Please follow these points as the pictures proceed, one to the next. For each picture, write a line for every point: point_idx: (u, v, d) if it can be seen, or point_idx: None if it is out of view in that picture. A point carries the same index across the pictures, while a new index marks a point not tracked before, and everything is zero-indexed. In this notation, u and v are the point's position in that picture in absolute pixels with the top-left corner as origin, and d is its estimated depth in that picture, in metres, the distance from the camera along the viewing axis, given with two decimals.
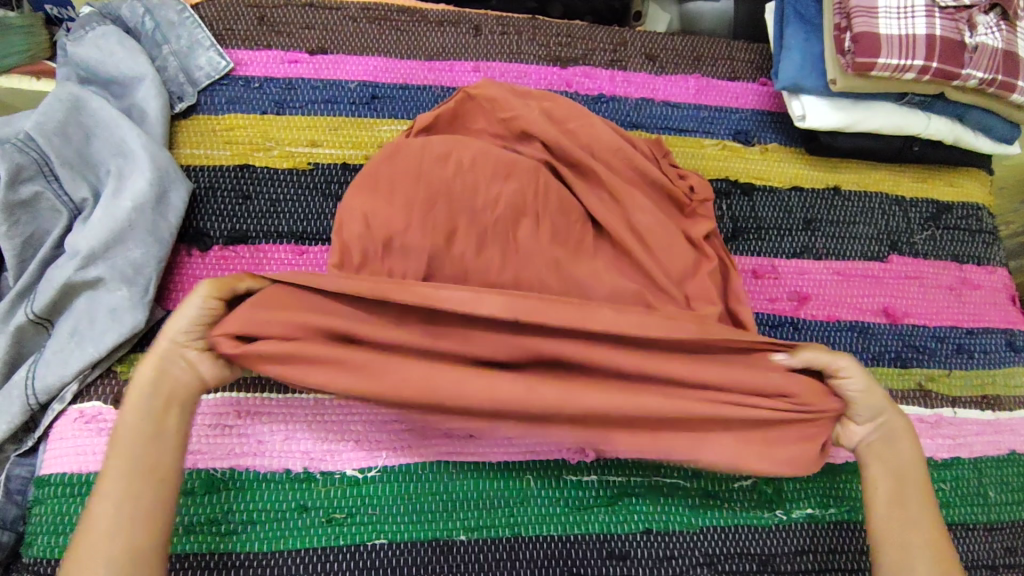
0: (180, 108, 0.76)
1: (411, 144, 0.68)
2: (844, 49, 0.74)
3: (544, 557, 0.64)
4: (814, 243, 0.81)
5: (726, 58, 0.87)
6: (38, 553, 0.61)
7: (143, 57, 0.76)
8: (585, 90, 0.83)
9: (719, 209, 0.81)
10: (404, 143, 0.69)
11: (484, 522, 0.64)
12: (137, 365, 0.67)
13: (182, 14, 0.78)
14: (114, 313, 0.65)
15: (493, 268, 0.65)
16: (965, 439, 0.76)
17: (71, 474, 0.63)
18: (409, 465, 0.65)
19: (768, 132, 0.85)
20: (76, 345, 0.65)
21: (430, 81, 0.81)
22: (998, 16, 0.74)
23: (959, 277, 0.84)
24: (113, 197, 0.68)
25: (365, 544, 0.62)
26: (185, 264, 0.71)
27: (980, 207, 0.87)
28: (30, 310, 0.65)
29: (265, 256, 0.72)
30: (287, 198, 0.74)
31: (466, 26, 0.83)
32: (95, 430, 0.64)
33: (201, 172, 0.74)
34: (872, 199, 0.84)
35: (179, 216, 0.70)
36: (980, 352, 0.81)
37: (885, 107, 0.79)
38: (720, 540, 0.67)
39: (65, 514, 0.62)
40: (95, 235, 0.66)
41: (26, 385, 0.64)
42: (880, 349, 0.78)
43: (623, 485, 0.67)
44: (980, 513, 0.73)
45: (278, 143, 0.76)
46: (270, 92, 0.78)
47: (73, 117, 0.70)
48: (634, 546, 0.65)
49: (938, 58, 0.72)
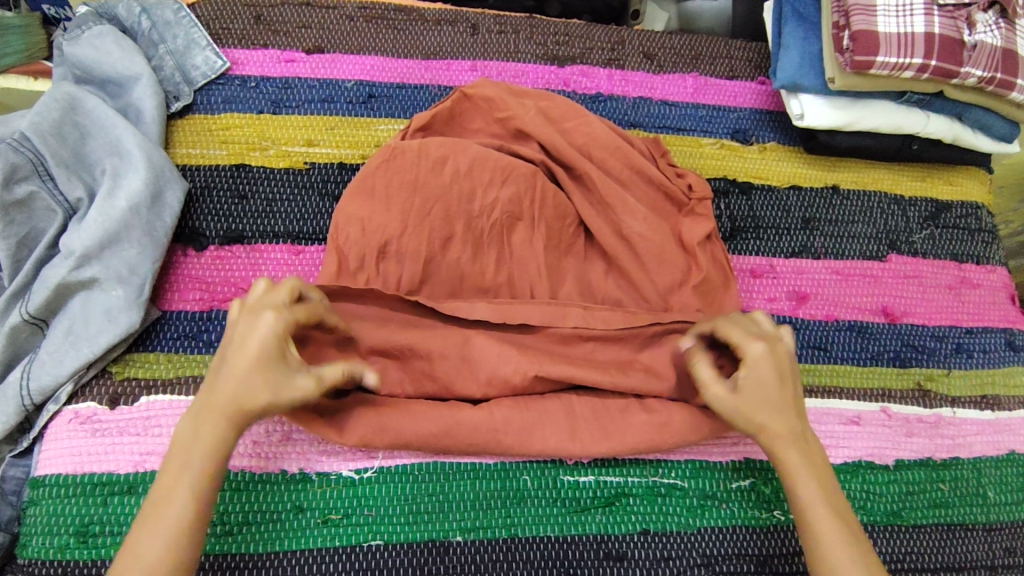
0: (176, 108, 0.76)
1: (406, 149, 0.67)
2: (843, 47, 0.73)
3: (541, 557, 0.64)
4: (813, 242, 0.81)
5: (724, 57, 0.87)
6: (32, 555, 0.61)
7: (140, 56, 0.75)
8: (582, 89, 0.83)
9: (717, 208, 0.81)
10: (398, 148, 0.67)
11: (481, 523, 0.64)
12: (132, 366, 0.67)
13: (178, 13, 0.78)
14: (109, 314, 0.65)
15: (488, 272, 0.67)
16: (964, 439, 0.76)
17: (65, 476, 0.62)
18: (405, 466, 0.65)
19: (767, 131, 0.85)
20: (71, 345, 0.65)
21: (428, 80, 0.80)
22: (997, 14, 0.74)
23: (958, 276, 0.83)
24: (108, 197, 0.68)
25: (361, 545, 0.62)
26: (180, 264, 0.71)
27: (979, 206, 0.87)
28: (25, 310, 0.65)
29: (261, 257, 0.72)
30: (283, 198, 0.74)
31: (464, 24, 0.83)
32: (90, 431, 0.64)
33: (197, 171, 0.74)
34: (871, 198, 0.84)
35: (174, 216, 0.70)
36: (979, 352, 0.81)
37: (884, 105, 0.78)
38: (718, 541, 0.66)
39: (60, 515, 0.61)
40: (89, 235, 0.66)
41: (20, 385, 0.64)
42: (879, 349, 0.78)
43: (620, 486, 0.67)
44: (979, 514, 0.73)
45: (275, 142, 0.76)
46: (267, 91, 0.77)
47: (68, 117, 0.70)
48: (632, 546, 0.65)
49: (937, 56, 0.72)
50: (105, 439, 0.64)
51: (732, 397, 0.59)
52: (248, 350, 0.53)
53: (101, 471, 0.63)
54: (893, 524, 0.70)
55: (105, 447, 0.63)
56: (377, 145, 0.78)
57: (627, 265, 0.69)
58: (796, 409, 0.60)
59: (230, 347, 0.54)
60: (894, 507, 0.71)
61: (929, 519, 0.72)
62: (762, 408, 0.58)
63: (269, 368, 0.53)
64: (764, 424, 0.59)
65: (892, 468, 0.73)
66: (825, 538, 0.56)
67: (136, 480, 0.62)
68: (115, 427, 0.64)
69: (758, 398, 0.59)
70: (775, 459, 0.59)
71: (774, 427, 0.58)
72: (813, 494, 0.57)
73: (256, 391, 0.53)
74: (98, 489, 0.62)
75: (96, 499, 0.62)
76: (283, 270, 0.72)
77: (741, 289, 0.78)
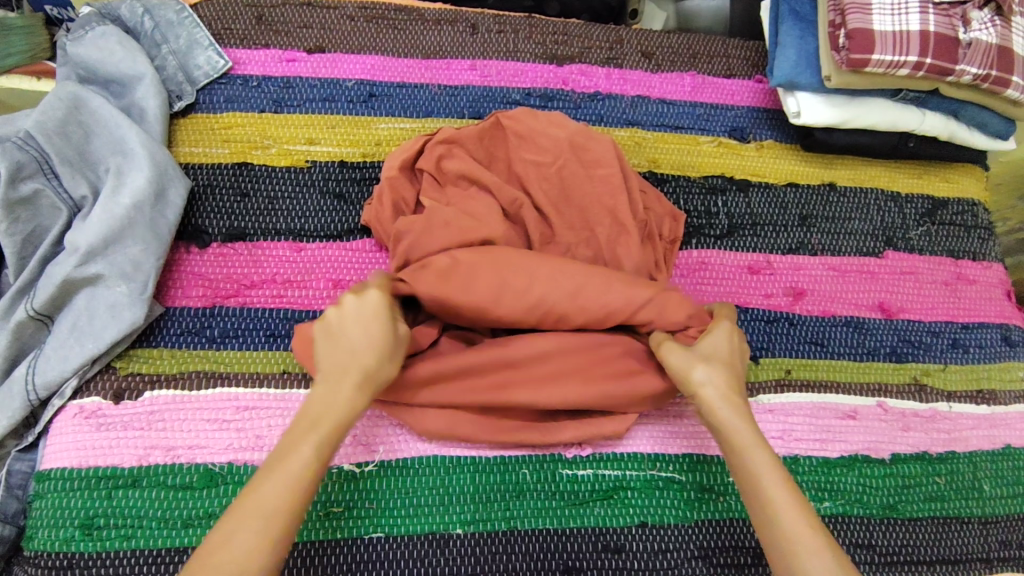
0: (179, 107, 0.77)
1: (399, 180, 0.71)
2: (839, 45, 0.74)
3: (541, 550, 0.64)
4: (809, 239, 0.82)
5: (722, 55, 0.87)
6: (38, 547, 0.62)
7: (143, 56, 0.76)
8: (581, 88, 0.84)
9: (715, 205, 0.81)
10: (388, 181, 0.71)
11: (481, 516, 0.65)
12: (135, 361, 0.68)
13: (181, 14, 0.79)
14: (114, 310, 0.66)
15: None
16: (960, 433, 0.77)
17: (71, 469, 0.63)
18: (406, 459, 0.66)
19: (764, 129, 0.85)
20: (76, 340, 0.66)
21: (428, 80, 0.81)
22: (992, 12, 0.75)
23: (954, 272, 0.84)
24: (112, 194, 0.68)
25: (362, 538, 0.63)
26: (183, 261, 0.72)
27: (975, 203, 0.88)
28: (30, 306, 0.66)
29: (264, 255, 0.72)
30: (285, 197, 0.75)
31: (463, 24, 0.83)
32: (94, 425, 0.65)
33: (200, 169, 0.75)
34: (868, 194, 0.85)
35: (177, 214, 0.70)
36: (976, 347, 0.81)
37: (880, 103, 0.79)
38: (716, 533, 0.67)
39: (66, 508, 0.62)
40: (95, 232, 0.67)
41: (26, 381, 0.65)
42: (876, 344, 0.79)
43: (619, 479, 0.67)
44: (975, 507, 0.74)
45: (276, 141, 0.77)
46: (269, 91, 0.78)
47: (72, 116, 0.70)
48: (631, 539, 0.66)
49: (932, 54, 0.72)
50: (110, 433, 0.64)
51: (685, 361, 0.61)
52: (372, 331, 0.57)
53: (105, 465, 0.63)
54: (889, 518, 0.71)
55: (110, 441, 0.64)
56: (377, 144, 0.78)
57: (640, 284, 0.64)
58: (739, 385, 0.61)
59: (349, 329, 0.58)
60: (890, 500, 0.72)
61: (926, 513, 0.72)
62: (695, 371, 0.60)
63: (367, 330, 0.57)
64: (700, 387, 0.60)
65: (888, 462, 0.74)
66: (768, 479, 0.55)
67: (140, 473, 0.63)
68: (120, 422, 0.65)
69: (703, 361, 0.61)
70: (721, 428, 0.59)
71: (706, 393, 0.60)
72: (761, 460, 0.56)
73: (370, 362, 0.57)
74: (103, 482, 0.63)
75: (101, 492, 0.63)
76: (286, 267, 0.72)
77: (740, 286, 0.78)
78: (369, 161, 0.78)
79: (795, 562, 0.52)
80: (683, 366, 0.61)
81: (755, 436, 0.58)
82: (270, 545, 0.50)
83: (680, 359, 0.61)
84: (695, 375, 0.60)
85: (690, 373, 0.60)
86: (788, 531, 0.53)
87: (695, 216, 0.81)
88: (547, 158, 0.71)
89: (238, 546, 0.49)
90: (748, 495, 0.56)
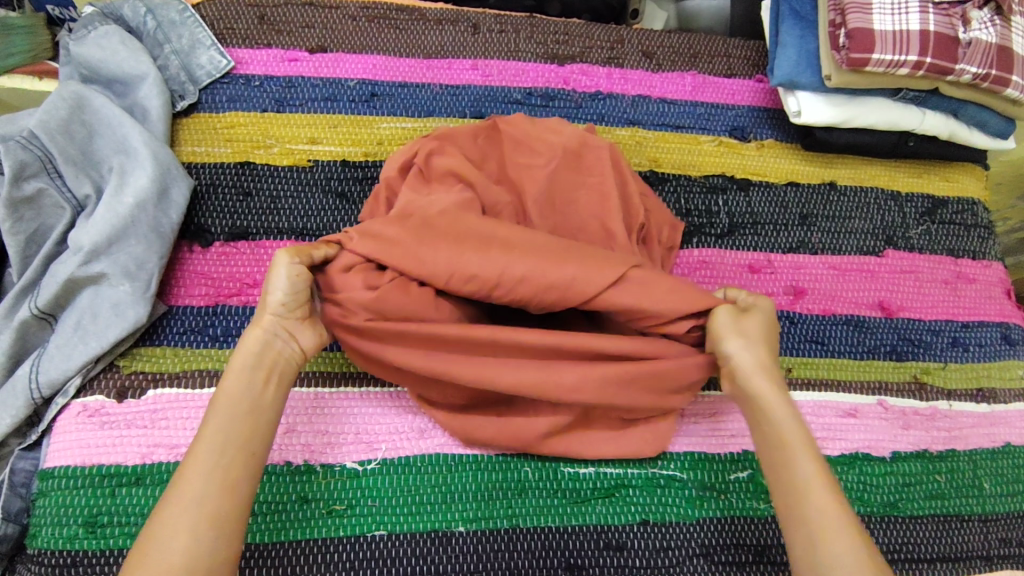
0: (181, 106, 0.77)
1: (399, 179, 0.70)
2: (839, 45, 0.74)
3: (543, 548, 0.64)
4: (810, 237, 0.82)
5: (722, 55, 0.88)
6: (42, 545, 0.62)
7: (145, 56, 0.76)
8: (582, 87, 0.84)
9: (715, 204, 0.82)
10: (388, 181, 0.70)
11: (483, 514, 0.65)
12: (139, 360, 0.68)
13: (183, 14, 0.79)
14: (117, 309, 0.66)
15: None
16: (960, 431, 0.77)
17: (74, 467, 0.63)
18: (408, 458, 0.66)
19: (765, 128, 0.86)
20: (80, 339, 0.66)
21: (429, 79, 0.81)
22: (991, 12, 0.75)
23: (954, 271, 0.84)
24: (115, 193, 0.69)
25: (365, 535, 0.63)
26: (185, 260, 0.72)
27: (975, 202, 0.88)
28: (34, 305, 0.66)
29: (266, 253, 0.73)
30: (286, 196, 0.75)
31: (464, 24, 0.84)
32: (98, 423, 0.65)
33: (203, 168, 0.75)
34: (868, 193, 0.85)
35: (180, 213, 0.71)
36: (976, 345, 0.82)
37: (880, 102, 0.79)
38: (717, 530, 0.67)
39: (70, 506, 0.62)
40: (98, 231, 0.67)
41: (30, 379, 0.65)
42: (876, 342, 0.79)
43: (620, 477, 0.68)
44: (975, 505, 0.74)
45: (278, 141, 0.77)
46: (271, 91, 0.78)
47: (75, 115, 0.71)
48: (632, 537, 0.66)
49: (932, 54, 0.73)
50: (114, 431, 0.65)
51: (728, 330, 0.61)
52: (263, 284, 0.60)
53: (108, 463, 0.64)
54: (890, 516, 0.72)
55: (113, 439, 0.64)
56: (379, 143, 0.79)
57: None
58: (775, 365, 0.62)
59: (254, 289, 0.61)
60: (890, 498, 0.72)
61: (926, 510, 0.72)
62: (736, 343, 0.61)
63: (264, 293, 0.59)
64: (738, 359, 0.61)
65: (888, 460, 0.74)
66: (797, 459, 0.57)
67: (143, 472, 0.63)
68: (123, 420, 0.65)
69: (745, 334, 0.62)
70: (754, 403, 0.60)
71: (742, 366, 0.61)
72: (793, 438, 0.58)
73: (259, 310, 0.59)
74: (105, 480, 0.63)
75: (104, 490, 0.63)
76: None
77: (741, 285, 0.79)
78: (371, 160, 0.78)
79: (817, 540, 0.53)
80: (726, 335, 0.61)
81: (788, 414, 0.59)
82: (184, 496, 0.51)
83: (724, 326, 0.61)
84: (733, 346, 0.61)
85: (733, 342, 0.61)
86: (813, 510, 0.54)
87: (695, 216, 0.81)
88: (548, 158, 0.71)
89: (165, 522, 0.50)
90: (775, 471, 0.58)
